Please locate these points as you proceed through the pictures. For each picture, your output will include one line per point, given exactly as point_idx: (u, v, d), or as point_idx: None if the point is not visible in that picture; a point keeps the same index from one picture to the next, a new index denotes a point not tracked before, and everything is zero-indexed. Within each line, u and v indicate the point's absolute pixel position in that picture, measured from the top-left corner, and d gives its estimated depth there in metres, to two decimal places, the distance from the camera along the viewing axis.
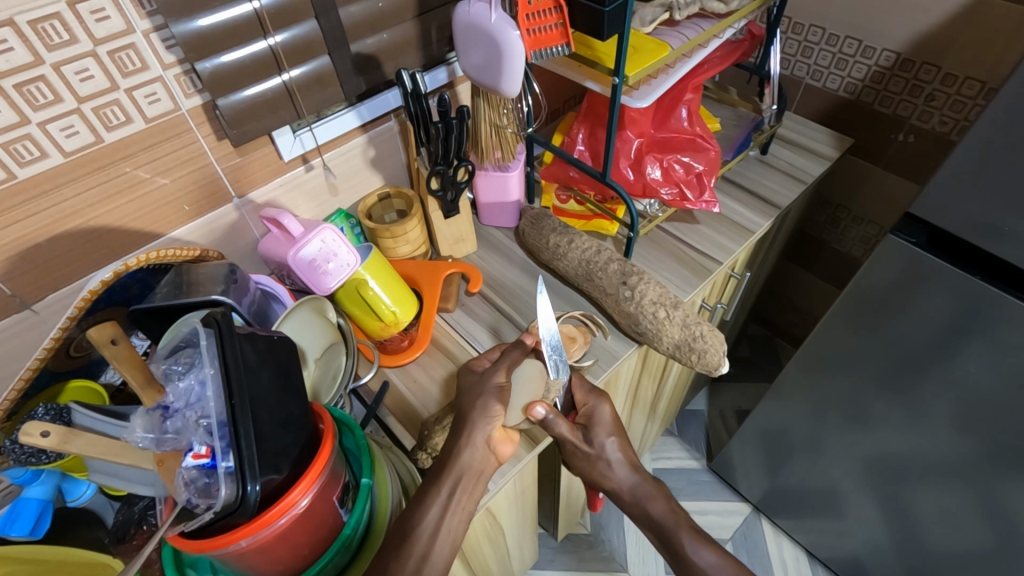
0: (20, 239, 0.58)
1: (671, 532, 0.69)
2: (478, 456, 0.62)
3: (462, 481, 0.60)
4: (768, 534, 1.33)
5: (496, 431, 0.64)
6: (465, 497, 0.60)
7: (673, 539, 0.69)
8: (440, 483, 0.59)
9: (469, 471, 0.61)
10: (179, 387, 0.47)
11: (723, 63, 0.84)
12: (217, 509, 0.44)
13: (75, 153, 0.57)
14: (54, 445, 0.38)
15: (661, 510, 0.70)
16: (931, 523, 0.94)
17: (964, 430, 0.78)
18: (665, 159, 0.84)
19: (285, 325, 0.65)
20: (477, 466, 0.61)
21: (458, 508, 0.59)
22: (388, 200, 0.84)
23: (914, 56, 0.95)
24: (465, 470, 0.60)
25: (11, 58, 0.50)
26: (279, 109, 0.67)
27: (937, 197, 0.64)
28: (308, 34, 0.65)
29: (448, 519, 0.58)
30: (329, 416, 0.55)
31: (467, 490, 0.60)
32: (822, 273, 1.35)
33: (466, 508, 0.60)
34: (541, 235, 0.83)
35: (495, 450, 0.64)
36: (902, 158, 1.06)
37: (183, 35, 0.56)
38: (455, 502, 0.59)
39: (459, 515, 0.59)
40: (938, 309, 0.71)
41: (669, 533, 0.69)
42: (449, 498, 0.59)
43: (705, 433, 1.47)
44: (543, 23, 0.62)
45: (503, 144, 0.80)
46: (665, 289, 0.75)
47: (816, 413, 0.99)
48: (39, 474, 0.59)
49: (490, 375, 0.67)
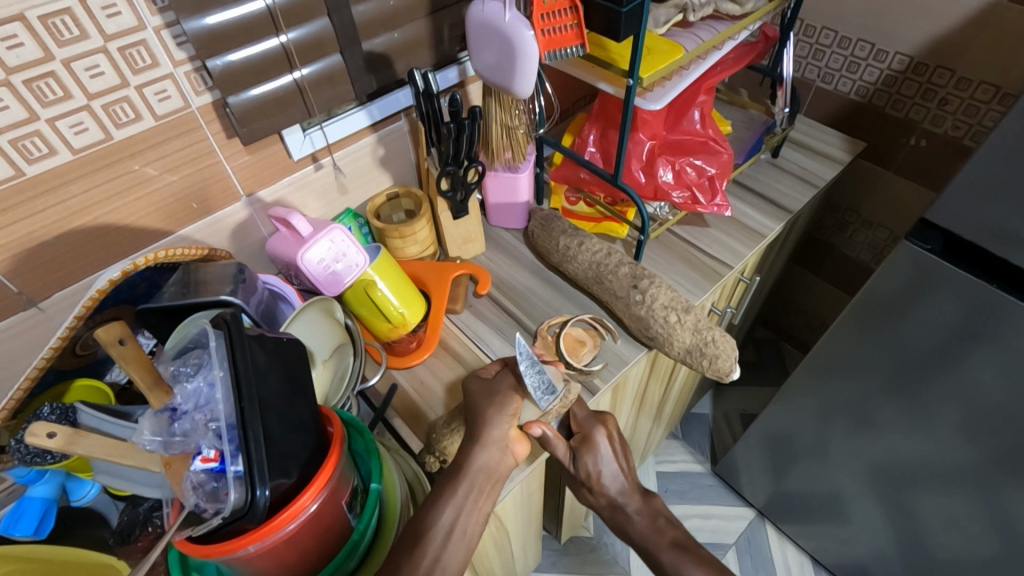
0: (28, 236, 0.57)
1: (650, 548, 0.73)
2: (496, 458, 0.61)
3: (479, 481, 0.59)
4: (772, 539, 1.32)
5: (512, 432, 0.63)
6: (482, 498, 0.60)
7: (653, 554, 0.73)
8: (456, 485, 0.58)
9: (486, 471, 0.60)
10: (187, 389, 0.46)
11: (737, 65, 0.83)
12: (225, 514, 0.44)
13: (84, 150, 0.57)
14: (59, 446, 0.39)
15: (642, 529, 0.75)
16: (938, 531, 0.93)
17: (973, 439, 0.77)
18: (676, 162, 0.83)
19: (293, 326, 0.63)
20: (493, 466, 0.61)
21: (474, 509, 0.58)
22: (397, 200, 0.84)
23: (928, 60, 0.93)
24: (480, 470, 0.60)
25: (21, 53, 0.50)
26: (290, 108, 0.67)
27: (955, 202, 0.63)
28: (320, 32, 0.65)
29: (463, 520, 0.57)
30: (337, 419, 0.55)
31: (482, 488, 0.59)
32: (829, 278, 1.34)
33: (483, 509, 0.59)
34: (551, 237, 0.82)
35: (511, 453, 0.62)
36: (913, 163, 1.05)
37: (194, 32, 0.56)
38: (472, 503, 0.58)
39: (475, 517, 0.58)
40: (949, 316, 0.70)
41: (649, 548, 0.73)
42: (465, 499, 0.58)
43: (710, 437, 1.46)
44: (559, 24, 0.62)
45: (514, 145, 0.78)
46: (676, 293, 0.75)
47: (824, 419, 0.98)
48: (43, 473, 0.59)
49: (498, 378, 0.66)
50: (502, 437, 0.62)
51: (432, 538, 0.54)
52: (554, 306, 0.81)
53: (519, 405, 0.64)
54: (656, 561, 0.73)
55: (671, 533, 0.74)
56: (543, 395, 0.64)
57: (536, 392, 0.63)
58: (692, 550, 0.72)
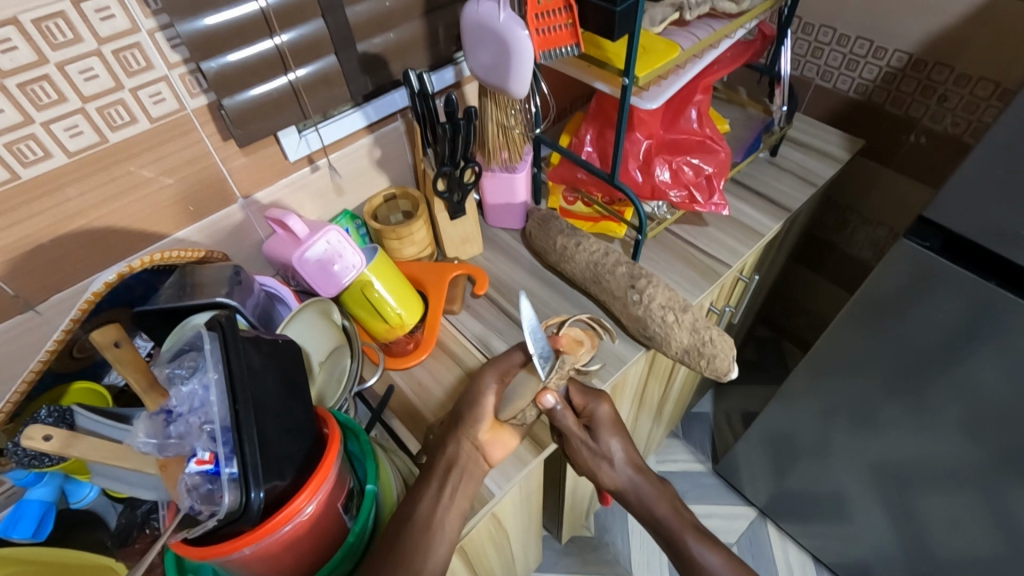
0: (24, 240, 0.57)
1: (675, 532, 0.69)
2: (464, 452, 0.61)
3: (451, 478, 0.60)
4: (774, 538, 1.32)
5: (484, 430, 0.63)
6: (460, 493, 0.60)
7: (676, 539, 0.69)
8: (429, 479, 0.59)
9: (453, 464, 0.60)
10: (182, 392, 0.46)
11: (734, 63, 0.83)
12: (220, 516, 0.43)
13: (79, 153, 0.57)
14: (56, 449, 0.39)
15: (664, 512, 0.70)
16: (940, 529, 0.92)
17: (974, 436, 0.76)
18: (674, 161, 0.83)
19: (290, 328, 0.64)
20: (458, 459, 0.61)
21: (451, 504, 0.59)
22: (394, 201, 0.84)
23: (926, 57, 0.93)
24: (450, 464, 0.60)
25: (15, 56, 0.50)
26: (286, 110, 0.67)
27: (953, 200, 0.63)
28: (315, 33, 0.65)
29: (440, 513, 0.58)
30: (333, 421, 0.55)
31: (457, 484, 0.60)
32: (830, 276, 1.34)
33: (462, 505, 0.59)
34: (549, 237, 0.82)
35: (484, 452, 0.62)
36: (912, 160, 1.05)
37: (189, 35, 0.56)
38: (446, 499, 0.59)
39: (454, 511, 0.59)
40: (948, 313, 0.70)
41: (674, 534, 0.69)
42: (438, 496, 0.59)
43: (712, 436, 1.46)
44: (553, 23, 0.62)
45: (510, 145, 0.78)
46: (674, 293, 0.74)
47: (825, 417, 0.98)
48: (42, 476, 0.59)
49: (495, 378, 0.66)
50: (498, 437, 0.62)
51: (412, 531, 0.55)
52: (552, 306, 0.81)
53: (495, 403, 0.64)
54: (679, 549, 0.69)
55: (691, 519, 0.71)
56: (543, 362, 0.62)
57: (536, 358, 0.61)
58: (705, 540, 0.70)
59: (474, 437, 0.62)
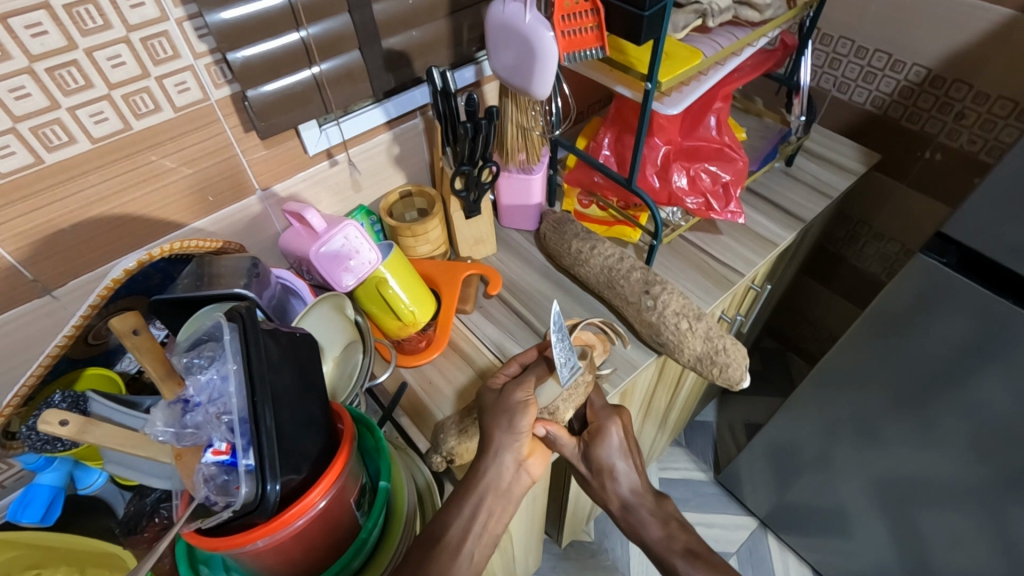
0: (46, 224, 0.57)
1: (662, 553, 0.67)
2: (505, 476, 0.59)
3: (484, 498, 0.58)
4: (773, 550, 1.31)
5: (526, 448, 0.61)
6: (491, 518, 0.59)
7: None
8: (463, 503, 0.58)
9: (495, 489, 0.59)
10: (200, 381, 0.46)
11: (755, 72, 0.83)
12: (235, 508, 0.44)
13: (103, 140, 0.57)
14: (72, 434, 0.40)
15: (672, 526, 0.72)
16: (943, 548, 0.92)
17: (980, 456, 0.76)
18: (692, 168, 0.84)
19: (306, 320, 0.64)
20: (504, 486, 0.60)
21: (483, 531, 0.58)
22: (409, 198, 0.83)
23: (945, 73, 0.93)
24: (490, 488, 0.59)
25: (46, 41, 0.50)
26: (308, 103, 0.67)
27: (972, 217, 0.63)
28: (340, 27, 0.65)
29: (467, 541, 0.56)
30: (349, 417, 0.54)
31: (492, 508, 0.59)
32: (838, 288, 1.34)
33: (493, 530, 0.59)
34: (563, 240, 0.82)
35: (525, 470, 0.61)
36: (927, 176, 1.05)
37: (215, 26, 0.56)
38: (476, 524, 0.57)
39: (484, 537, 0.58)
40: (963, 332, 0.69)
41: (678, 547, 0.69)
42: (472, 518, 0.57)
43: (714, 445, 1.45)
44: (579, 26, 0.62)
45: (528, 147, 0.79)
46: (688, 300, 0.74)
47: (831, 430, 0.98)
48: (51, 460, 0.60)
49: (515, 389, 0.61)
50: (519, 447, 0.59)
51: (442, 551, 0.54)
52: (564, 310, 0.81)
53: (530, 422, 0.60)
54: None
55: (682, 539, 0.68)
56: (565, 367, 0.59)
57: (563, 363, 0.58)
58: (704, 556, 0.66)
59: (516, 455, 0.60)
